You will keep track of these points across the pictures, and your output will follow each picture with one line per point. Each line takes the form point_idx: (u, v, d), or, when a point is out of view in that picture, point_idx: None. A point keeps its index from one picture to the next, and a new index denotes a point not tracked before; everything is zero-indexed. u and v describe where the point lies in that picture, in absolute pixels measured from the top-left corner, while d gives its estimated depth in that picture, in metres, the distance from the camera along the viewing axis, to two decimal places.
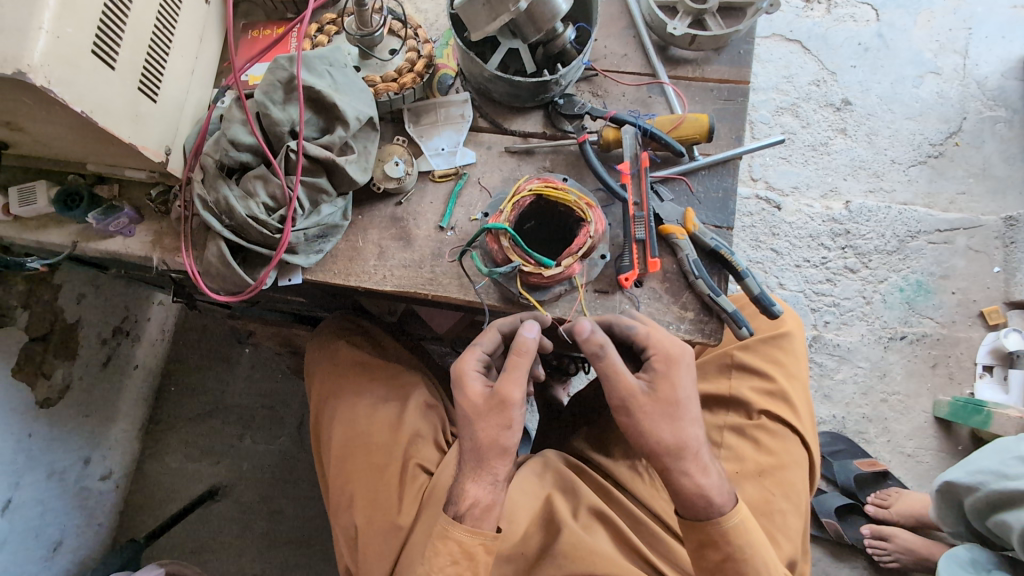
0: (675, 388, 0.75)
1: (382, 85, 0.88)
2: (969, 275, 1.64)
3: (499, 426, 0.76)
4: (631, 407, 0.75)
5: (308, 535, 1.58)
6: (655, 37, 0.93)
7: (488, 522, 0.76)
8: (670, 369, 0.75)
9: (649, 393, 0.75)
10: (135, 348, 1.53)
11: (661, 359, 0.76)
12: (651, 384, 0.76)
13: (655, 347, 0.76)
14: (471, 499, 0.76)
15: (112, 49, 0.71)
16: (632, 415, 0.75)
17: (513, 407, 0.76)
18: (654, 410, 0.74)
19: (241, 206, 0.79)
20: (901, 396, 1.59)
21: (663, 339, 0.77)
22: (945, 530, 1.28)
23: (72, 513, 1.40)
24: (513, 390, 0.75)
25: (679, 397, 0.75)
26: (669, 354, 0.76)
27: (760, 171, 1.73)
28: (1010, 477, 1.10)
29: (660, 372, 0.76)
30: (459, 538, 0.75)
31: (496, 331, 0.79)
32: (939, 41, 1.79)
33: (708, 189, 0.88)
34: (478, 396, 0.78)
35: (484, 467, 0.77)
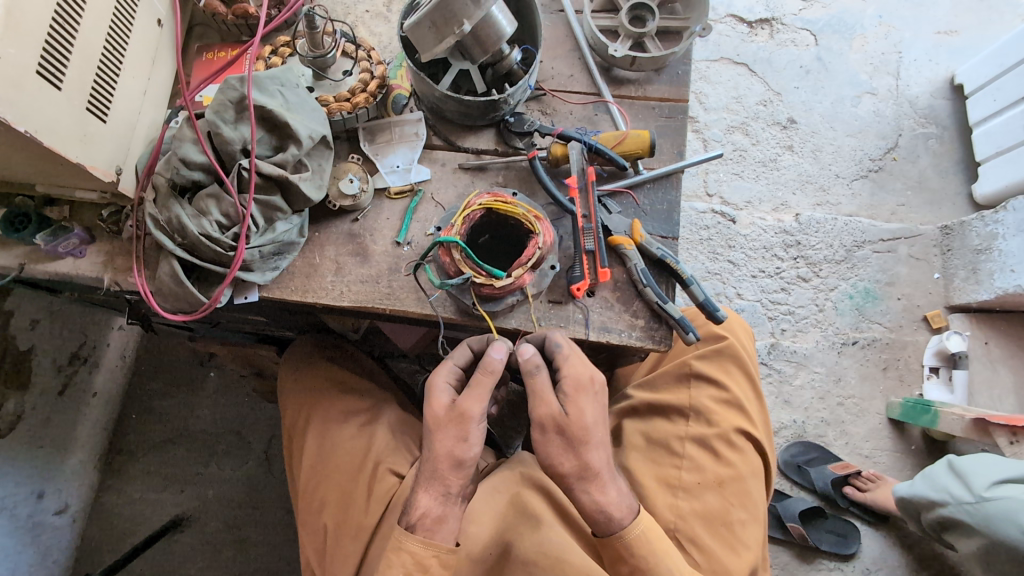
0: (583, 414, 0.78)
1: (335, 105, 0.90)
2: (912, 281, 1.74)
3: (455, 439, 0.78)
4: (540, 426, 0.78)
5: (276, 563, 1.53)
6: (599, 59, 0.98)
7: (442, 534, 0.78)
8: (579, 395, 0.78)
9: (563, 415, 0.77)
10: (94, 376, 1.49)
11: (569, 384, 0.78)
12: (563, 408, 0.78)
13: (567, 371, 0.79)
14: (421, 510, 0.78)
15: (58, 70, 0.72)
16: (543, 434, 0.78)
17: (472, 422, 0.78)
18: (562, 432, 0.77)
19: (194, 225, 0.79)
20: (855, 399, 1.66)
21: (575, 367, 0.79)
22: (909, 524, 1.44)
23: (24, 551, 1.33)
24: (473, 405, 0.77)
25: (586, 423, 0.77)
26: (585, 377, 0.79)
27: (714, 186, 1.80)
28: (958, 491, 1.27)
29: (570, 397, 0.78)
30: (412, 548, 0.77)
31: (468, 347, 0.84)
32: (873, 64, 1.92)
33: (654, 202, 0.92)
34: (441, 407, 0.79)
35: (437, 479, 0.78)
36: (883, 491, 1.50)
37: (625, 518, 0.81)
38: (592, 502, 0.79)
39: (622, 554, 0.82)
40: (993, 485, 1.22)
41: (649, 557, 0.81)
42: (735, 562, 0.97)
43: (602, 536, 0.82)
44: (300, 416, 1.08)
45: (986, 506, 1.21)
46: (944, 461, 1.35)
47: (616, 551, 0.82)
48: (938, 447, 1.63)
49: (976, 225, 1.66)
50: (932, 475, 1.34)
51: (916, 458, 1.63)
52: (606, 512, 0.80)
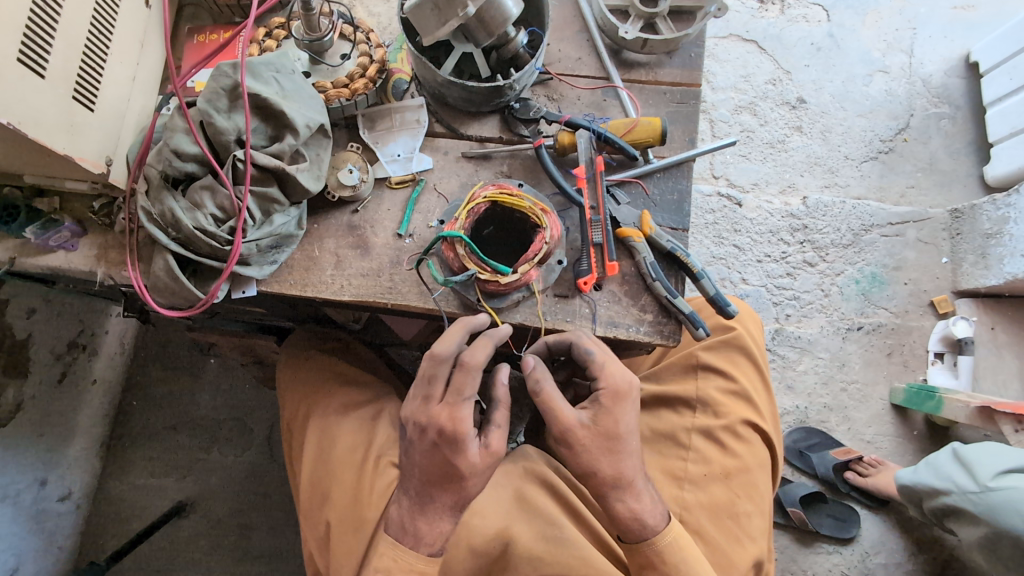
0: (617, 423, 0.78)
1: (333, 91, 0.86)
2: (920, 266, 1.71)
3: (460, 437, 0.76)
4: (572, 440, 0.77)
5: (279, 547, 1.54)
6: (608, 40, 0.94)
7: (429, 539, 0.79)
8: (616, 405, 0.78)
9: (593, 426, 0.77)
10: (93, 363, 1.47)
11: (605, 396, 0.78)
12: (594, 417, 0.78)
13: (606, 382, 0.78)
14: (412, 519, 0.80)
15: (40, 57, 0.68)
16: (572, 447, 0.77)
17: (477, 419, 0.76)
18: (594, 442, 0.77)
19: (188, 218, 0.77)
20: (859, 384, 1.65)
21: (612, 374, 0.78)
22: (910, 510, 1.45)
23: (29, 537, 1.34)
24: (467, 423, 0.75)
25: (621, 432, 0.78)
26: (622, 382, 0.79)
27: (720, 168, 1.76)
28: (962, 480, 1.27)
29: (603, 407, 0.78)
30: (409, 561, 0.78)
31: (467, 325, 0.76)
32: (887, 41, 1.86)
33: (664, 192, 0.89)
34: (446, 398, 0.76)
35: (445, 480, 0.78)
36: (885, 476, 1.50)
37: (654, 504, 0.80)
38: (601, 502, 0.79)
39: (654, 562, 0.81)
40: (999, 475, 1.22)
41: (687, 558, 0.81)
42: (739, 554, 0.96)
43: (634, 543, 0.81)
44: (300, 410, 1.07)
45: (991, 496, 1.21)
46: (949, 449, 1.35)
47: (648, 558, 0.81)
48: (941, 433, 1.63)
49: (986, 209, 1.62)
50: (936, 463, 1.34)
51: (918, 443, 1.63)
52: (616, 510, 0.79)
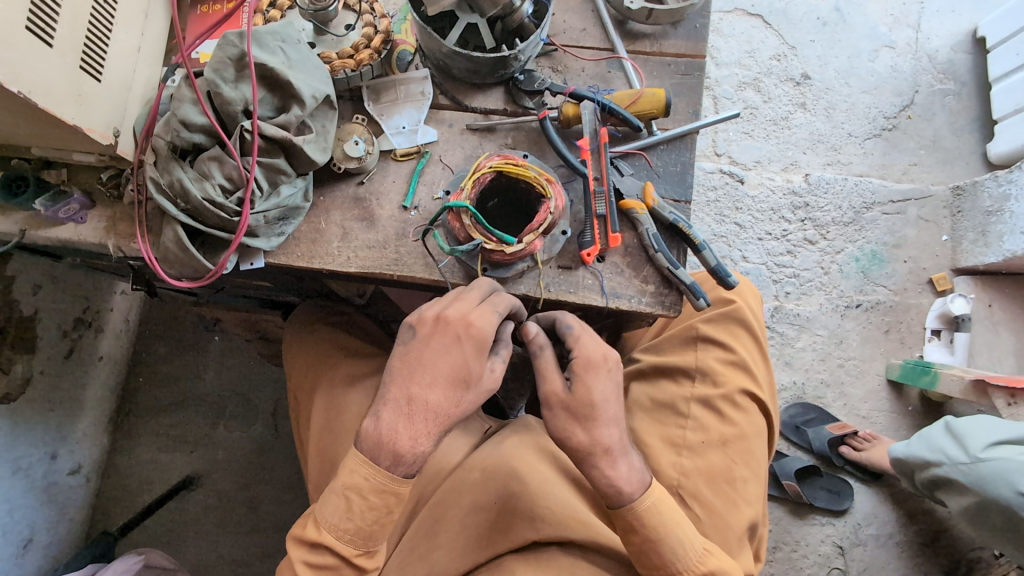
0: (591, 391, 0.79)
1: (338, 62, 0.86)
2: (919, 243, 1.72)
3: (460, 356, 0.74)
4: (550, 403, 0.80)
5: (286, 519, 1.58)
6: (613, 11, 0.93)
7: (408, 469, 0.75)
8: (588, 374, 0.79)
9: (568, 393, 0.79)
10: (99, 340, 1.49)
11: (581, 361, 0.79)
12: (571, 385, 0.80)
13: (578, 351, 0.80)
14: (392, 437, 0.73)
15: (48, 25, 0.68)
16: (551, 410, 0.80)
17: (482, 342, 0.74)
18: (570, 409, 0.79)
19: (196, 189, 0.77)
20: (856, 360, 1.67)
21: (588, 346, 0.80)
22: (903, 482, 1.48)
23: (42, 509, 1.37)
24: (489, 327, 0.75)
25: (595, 399, 0.79)
26: (598, 355, 0.80)
27: (723, 146, 1.76)
28: (953, 453, 1.30)
29: (580, 374, 0.79)
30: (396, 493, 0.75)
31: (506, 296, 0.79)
32: (894, 15, 1.84)
33: (667, 163, 0.90)
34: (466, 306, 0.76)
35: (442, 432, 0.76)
36: (880, 449, 1.53)
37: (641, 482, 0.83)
38: (602, 466, 0.81)
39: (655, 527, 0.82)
40: (989, 446, 1.24)
41: (665, 523, 0.82)
42: (735, 517, 0.99)
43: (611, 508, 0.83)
44: (307, 382, 1.09)
45: (980, 467, 1.24)
46: (941, 422, 1.37)
47: (627, 522, 0.83)
48: (935, 408, 1.66)
49: (988, 185, 1.63)
50: (929, 436, 1.37)
51: (912, 418, 1.66)
52: (617, 475, 0.81)
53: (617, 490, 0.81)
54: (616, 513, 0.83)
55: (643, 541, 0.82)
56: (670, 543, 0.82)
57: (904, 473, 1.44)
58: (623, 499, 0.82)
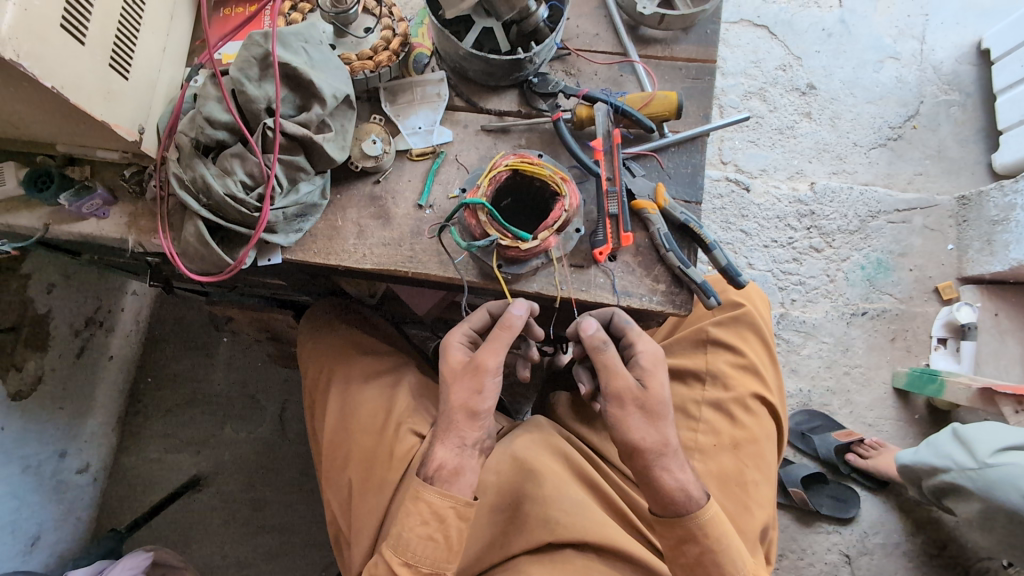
0: (662, 387, 0.80)
1: (358, 63, 0.89)
2: (925, 252, 1.73)
3: (470, 391, 0.81)
4: (623, 399, 0.78)
5: (291, 521, 1.58)
6: (625, 17, 0.96)
7: (458, 486, 0.79)
8: (655, 371, 0.81)
9: (641, 389, 0.79)
10: (110, 339, 1.50)
11: (646, 358, 0.81)
12: (641, 382, 0.80)
13: (643, 347, 0.82)
14: (439, 461, 0.79)
15: (81, 24, 0.71)
16: (624, 408, 0.78)
17: (487, 373, 0.81)
18: (642, 407, 0.78)
19: (218, 185, 0.79)
20: (862, 368, 1.67)
21: (649, 344, 0.82)
22: (911, 490, 1.47)
23: (50, 506, 1.37)
24: (456, 336, 0.86)
25: (666, 397, 0.79)
26: (655, 355, 0.82)
27: (729, 154, 1.78)
28: (962, 459, 1.29)
29: (648, 370, 0.80)
30: (429, 500, 0.77)
31: (485, 309, 0.87)
32: (898, 27, 1.86)
33: (678, 165, 0.91)
34: (458, 361, 0.84)
35: (454, 430, 0.81)
36: (887, 456, 1.53)
37: (694, 502, 0.79)
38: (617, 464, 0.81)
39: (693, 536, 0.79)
40: (998, 452, 1.24)
41: (720, 538, 0.79)
42: (746, 520, 1.00)
43: (671, 518, 0.79)
44: (321, 379, 1.10)
45: (988, 473, 1.24)
46: (949, 428, 1.37)
47: (687, 531, 0.79)
48: (942, 416, 1.66)
49: (994, 195, 1.64)
50: (936, 442, 1.36)
51: (919, 426, 1.65)
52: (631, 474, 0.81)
53: (659, 498, 0.78)
54: (676, 523, 0.79)
55: (702, 552, 0.79)
56: (722, 563, 0.79)
57: (912, 481, 1.43)
58: (689, 507, 0.78)
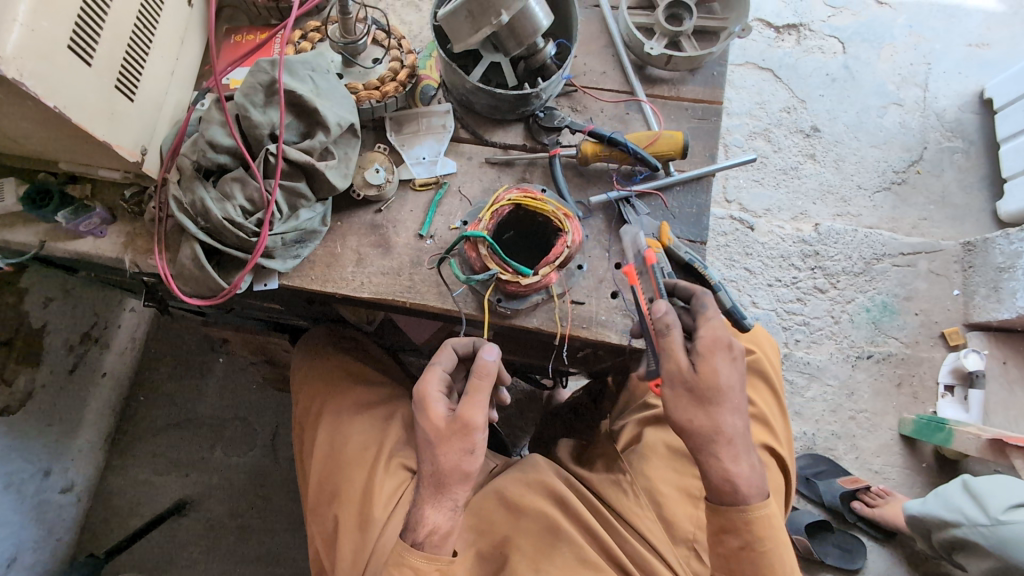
0: (718, 375, 0.74)
1: (364, 93, 0.88)
2: (930, 297, 1.71)
3: (460, 451, 0.78)
4: (673, 381, 0.76)
5: (276, 551, 1.52)
6: (633, 57, 0.97)
7: (444, 548, 0.81)
8: (713, 355, 0.75)
9: (691, 371, 0.75)
10: (104, 357, 1.48)
11: (703, 340, 0.76)
12: (695, 365, 0.75)
13: (704, 330, 0.76)
14: (429, 526, 0.80)
15: (89, 46, 0.71)
16: (673, 390, 0.76)
17: (476, 431, 0.78)
18: (689, 392, 0.75)
19: (217, 209, 0.78)
20: (868, 413, 1.63)
21: (715, 326, 0.76)
22: (922, 544, 1.41)
23: (30, 527, 1.32)
24: (431, 385, 0.81)
25: (722, 383, 0.74)
26: (715, 338, 0.76)
27: (733, 193, 1.78)
28: (972, 515, 1.25)
29: (705, 355, 0.75)
30: (414, 564, 0.79)
31: (452, 349, 0.84)
32: (902, 74, 1.89)
33: (683, 205, 0.90)
34: (440, 419, 0.79)
35: (444, 494, 0.80)
36: (895, 506, 1.48)
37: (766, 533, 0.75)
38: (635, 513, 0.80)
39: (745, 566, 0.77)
40: (1010, 508, 1.20)
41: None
42: None
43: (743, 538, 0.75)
44: (313, 408, 1.07)
45: (1002, 530, 1.19)
46: (958, 480, 1.33)
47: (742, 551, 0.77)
48: (951, 465, 1.61)
49: (999, 242, 1.62)
50: (945, 495, 1.32)
51: (926, 475, 1.60)
52: None
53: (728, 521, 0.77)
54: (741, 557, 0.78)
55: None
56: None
57: (921, 535, 1.37)
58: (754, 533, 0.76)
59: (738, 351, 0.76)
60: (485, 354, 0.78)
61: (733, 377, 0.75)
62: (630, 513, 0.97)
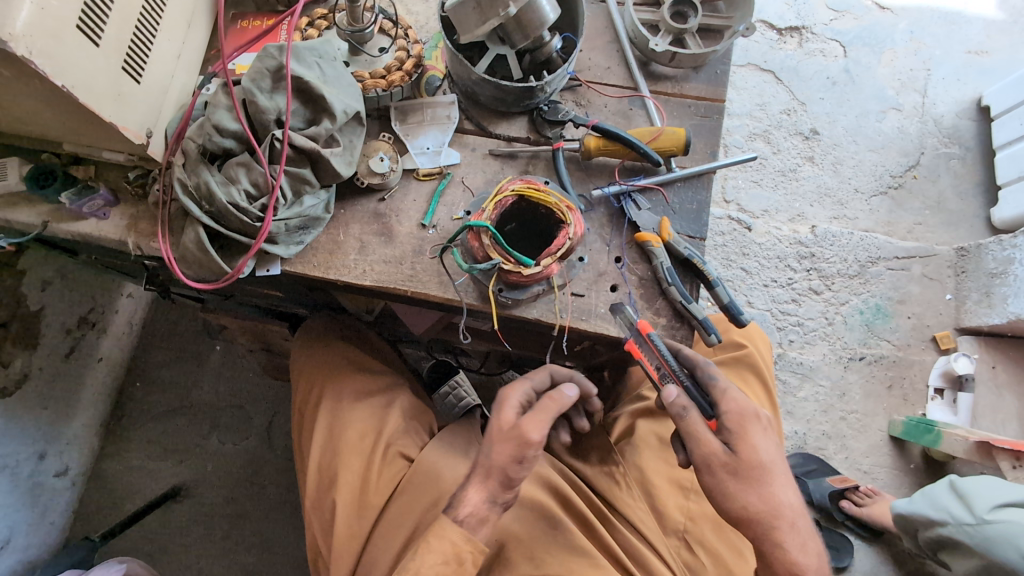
0: (755, 449, 0.78)
1: (370, 81, 0.89)
2: (923, 300, 1.73)
3: (509, 458, 0.79)
4: (711, 468, 0.78)
5: (270, 539, 1.53)
6: (637, 53, 0.97)
7: (481, 533, 0.78)
8: (746, 432, 0.79)
9: (728, 455, 0.78)
10: (101, 341, 1.47)
11: (731, 414, 0.80)
12: (730, 447, 0.78)
13: (727, 406, 0.80)
14: (471, 505, 0.79)
15: (97, 27, 0.71)
16: (714, 477, 0.78)
17: (529, 447, 0.79)
18: (733, 472, 0.77)
19: (222, 193, 0.79)
20: (859, 414, 1.65)
21: (737, 399, 0.81)
22: (908, 543, 1.43)
23: (24, 510, 1.32)
24: (518, 390, 0.86)
25: (762, 459, 0.78)
26: (740, 413, 0.80)
27: (732, 193, 1.79)
28: (959, 514, 1.27)
29: (738, 434, 0.79)
30: (451, 539, 0.76)
31: (550, 373, 0.91)
32: (901, 80, 1.90)
33: (684, 201, 0.91)
34: (506, 422, 0.82)
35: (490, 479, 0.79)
36: (882, 505, 1.50)
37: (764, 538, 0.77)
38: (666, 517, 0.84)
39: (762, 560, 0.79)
40: (996, 508, 1.22)
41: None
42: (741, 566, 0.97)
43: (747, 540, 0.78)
44: (312, 395, 1.08)
45: (986, 529, 1.21)
46: (945, 479, 1.35)
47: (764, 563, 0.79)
48: (938, 467, 1.63)
49: (992, 248, 1.64)
50: (933, 494, 1.34)
51: (913, 476, 1.63)
52: None
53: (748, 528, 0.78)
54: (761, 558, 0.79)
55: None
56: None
57: (908, 533, 1.40)
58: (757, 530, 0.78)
59: (767, 422, 0.80)
60: (569, 389, 0.84)
61: (770, 449, 0.79)
62: (623, 505, 0.99)
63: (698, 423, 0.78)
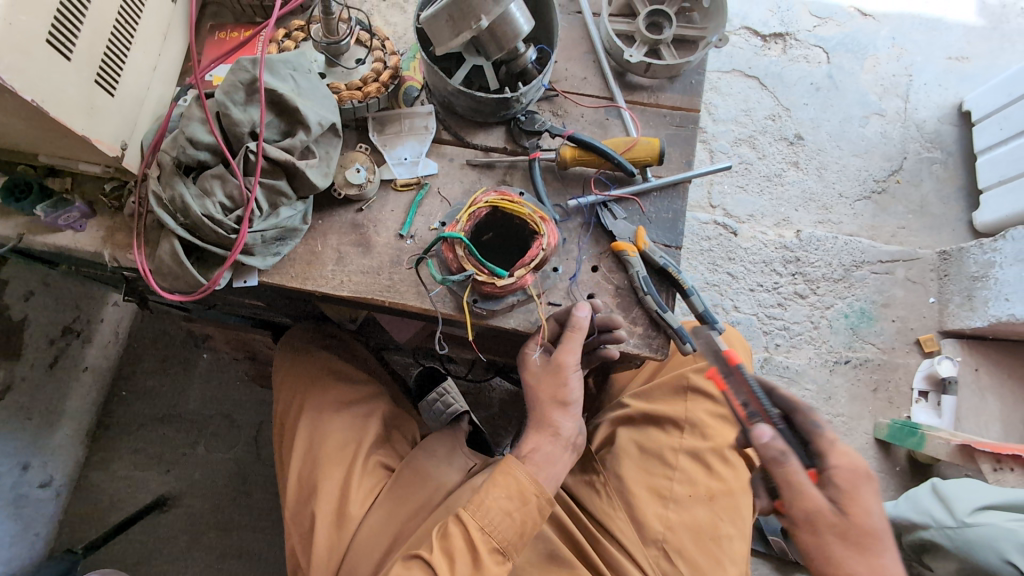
0: (869, 513, 0.81)
1: (346, 93, 0.89)
2: (907, 304, 1.74)
3: (553, 386, 0.88)
4: (817, 524, 0.81)
5: (257, 549, 1.52)
6: (614, 63, 0.98)
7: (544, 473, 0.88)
8: (858, 490, 0.82)
9: (840, 515, 0.81)
10: (86, 350, 1.46)
11: (842, 474, 0.82)
12: (841, 505, 0.81)
13: (840, 463, 0.83)
14: (532, 446, 0.89)
15: (68, 41, 0.71)
16: (820, 535, 0.81)
17: (564, 370, 0.86)
18: (854, 534, 0.81)
19: (197, 205, 0.79)
20: (844, 418, 1.67)
21: (847, 456, 0.84)
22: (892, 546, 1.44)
23: (7, 522, 1.31)
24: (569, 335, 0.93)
25: (874, 524, 0.81)
26: (852, 471, 0.82)
27: (718, 198, 1.80)
28: (940, 517, 1.28)
29: (846, 492, 0.81)
30: (518, 475, 0.86)
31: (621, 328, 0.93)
32: (884, 85, 1.92)
33: (660, 211, 0.92)
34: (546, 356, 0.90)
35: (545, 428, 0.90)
36: None
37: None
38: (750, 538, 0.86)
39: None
40: (975, 511, 1.23)
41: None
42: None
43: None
44: (293, 405, 1.07)
45: (966, 532, 1.21)
46: (928, 484, 1.37)
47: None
48: (922, 469, 1.64)
49: (973, 252, 1.66)
50: (916, 498, 1.35)
51: (899, 478, 1.64)
52: None
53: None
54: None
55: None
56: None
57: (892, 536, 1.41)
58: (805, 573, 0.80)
59: (870, 478, 0.83)
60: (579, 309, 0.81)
61: (881, 515, 0.82)
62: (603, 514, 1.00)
63: (804, 477, 0.80)
